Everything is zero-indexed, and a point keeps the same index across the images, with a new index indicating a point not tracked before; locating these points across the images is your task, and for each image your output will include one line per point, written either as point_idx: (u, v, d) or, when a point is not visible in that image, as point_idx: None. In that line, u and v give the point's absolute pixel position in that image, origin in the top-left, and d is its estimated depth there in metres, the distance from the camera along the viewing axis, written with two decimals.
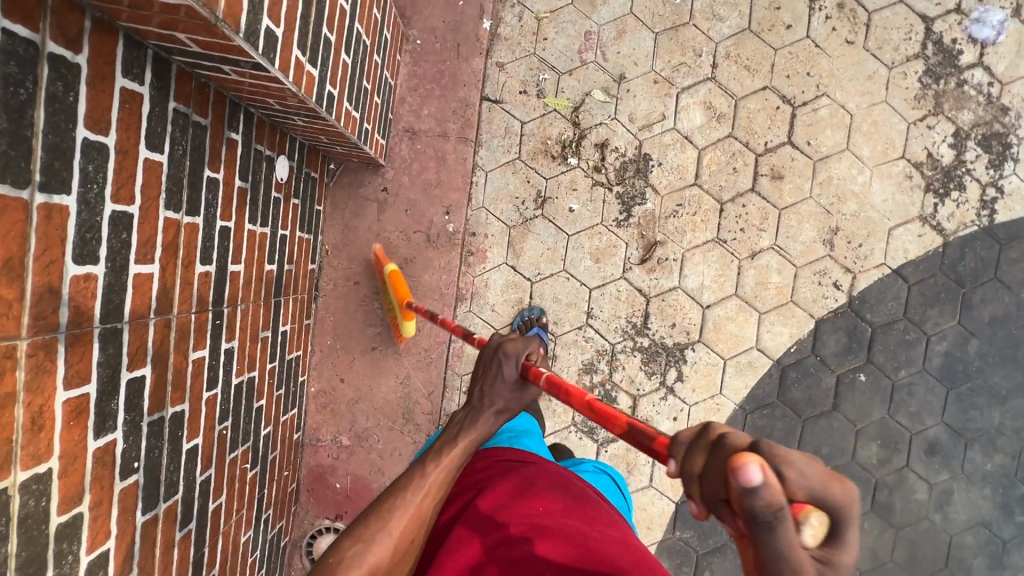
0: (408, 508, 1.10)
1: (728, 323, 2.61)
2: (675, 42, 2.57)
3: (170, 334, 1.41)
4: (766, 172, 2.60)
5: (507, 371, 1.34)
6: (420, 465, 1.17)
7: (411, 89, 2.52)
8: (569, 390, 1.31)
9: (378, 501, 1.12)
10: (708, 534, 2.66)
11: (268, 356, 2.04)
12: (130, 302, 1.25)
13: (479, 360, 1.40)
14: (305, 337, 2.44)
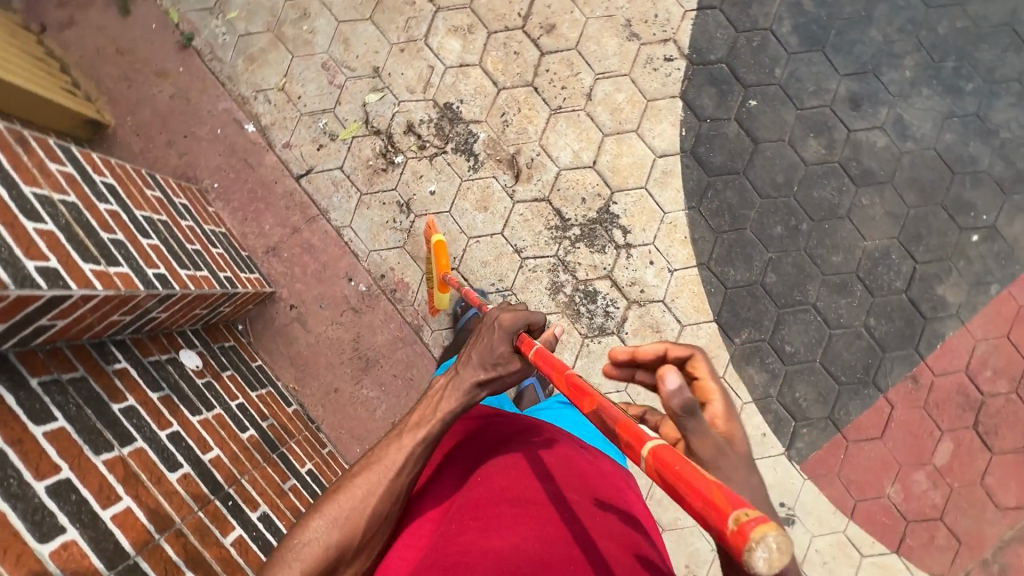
0: (381, 479, 1.18)
1: (620, 160, 2.68)
2: (388, 11, 2.68)
3: (189, 538, 1.54)
4: (540, 32, 2.69)
5: (499, 344, 1.30)
6: (400, 435, 1.23)
7: (242, 221, 2.63)
8: (554, 363, 1.22)
9: (365, 464, 1.20)
10: (759, 318, 2.69)
11: (309, 497, 2.12)
12: (125, 538, 1.38)
13: (478, 326, 1.38)
14: (336, 463, 2.48)
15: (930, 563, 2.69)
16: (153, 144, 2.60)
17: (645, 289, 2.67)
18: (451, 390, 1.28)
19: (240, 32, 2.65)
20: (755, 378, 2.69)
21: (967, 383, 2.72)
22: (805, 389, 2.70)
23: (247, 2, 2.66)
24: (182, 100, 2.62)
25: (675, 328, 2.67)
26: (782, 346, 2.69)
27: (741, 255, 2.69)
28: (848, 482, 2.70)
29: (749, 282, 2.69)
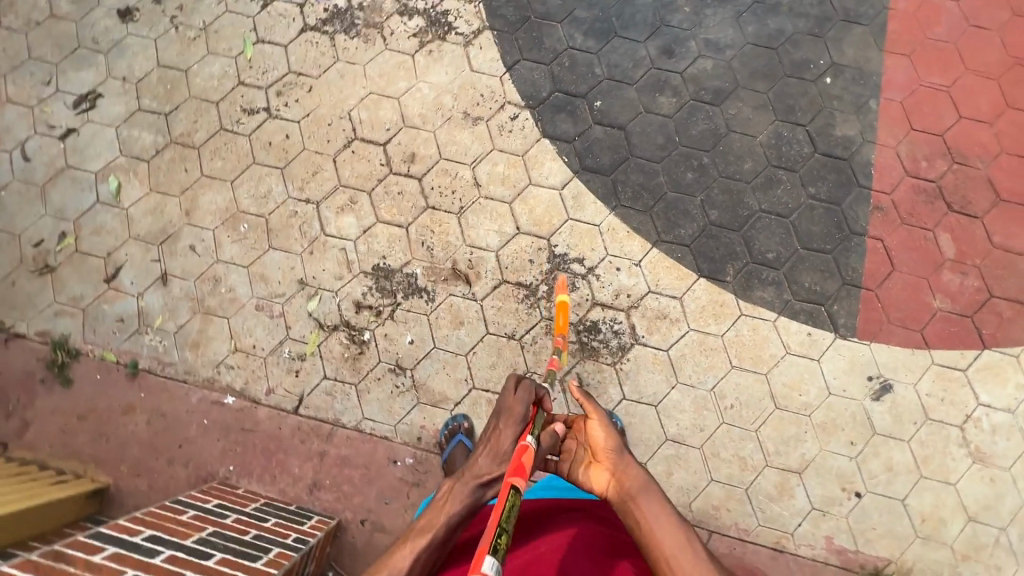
0: (410, 554, 1.49)
1: (535, 212, 2.89)
2: (280, 231, 2.87)
3: None
4: (406, 165, 2.94)
5: (505, 432, 1.77)
6: (425, 519, 1.58)
7: (272, 481, 2.61)
8: (524, 459, 1.60)
9: (401, 541, 1.54)
10: (730, 249, 2.86)
11: None
12: None
13: (490, 422, 1.85)
14: None
15: (1013, 337, 2.77)
16: (157, 473, 2.60)
17: (630, 292, 2.81)
18: (460, 486, 1.66)
19: (173, 330, 2.76)
20: (766, 296, 2.82)
21: (917, 182, 2.93)
22: (809, 276, 2.84)
23: (163, 304, 2.79)
24: (159, 419, 2.66)
25: (676, 304, 2.80)
26: (765, 257, 2.85)
27: (680, 214, 2.89)
28: (902, 321, 2.80)
29: (701, 228, 2.88)
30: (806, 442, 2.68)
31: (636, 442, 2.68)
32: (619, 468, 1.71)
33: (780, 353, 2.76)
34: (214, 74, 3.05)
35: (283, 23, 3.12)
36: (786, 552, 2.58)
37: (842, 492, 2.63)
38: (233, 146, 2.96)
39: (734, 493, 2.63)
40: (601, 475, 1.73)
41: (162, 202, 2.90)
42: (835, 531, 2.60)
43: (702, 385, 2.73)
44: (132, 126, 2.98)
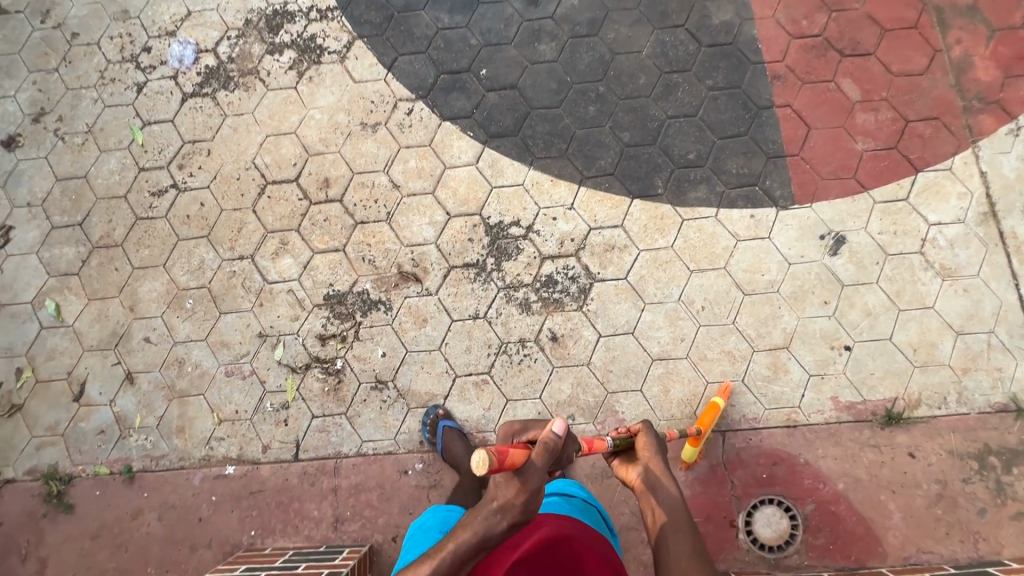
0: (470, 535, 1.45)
1: (459, 193, 2.91)
2: (224, 295, 2.87)
3: None
4: (323, 191, 2.95)
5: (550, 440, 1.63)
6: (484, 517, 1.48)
7: (296, 531, 2.61)
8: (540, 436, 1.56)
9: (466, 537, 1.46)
10: (654, 165, 2.89)
11: None
12: None
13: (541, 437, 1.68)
14: None
15: (941, 152, 2.82)
16: (183, 563, 2.59)
17: (573, 236, 2.84)
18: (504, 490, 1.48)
19: (154, 423, 2.76)
20: (701, 195, 2.86)
21: (805, 41, 2.98)
22: (734, 161, 2.88)
23: (136, 402, 2.79)
24: (169, 511, 2.66)
25: (620, 232, 2.83)
26: (688, 158, 2.89)
27: (595, 147, 2.92)
28: (834, 174, 2.84)
29: (619, 154, 2.91)
30: (784, 316, 2.72)
31: (626, 373, 2.70)
32: (656, 478, 1.87)
33: (731, 243, 2.80)
34: (113, 169, 3.05)
35: (162, 100, 3.13)
36: (799, 425, 2.62)
37: (833, 351, 2.67)
38: (153, 231, 2.96)
39: (733, 387, 2.66)
40: (635, 471, 1.94)
41: (104, 307, 2.89)
42: (838, 389, 2.64)
43: (670, 298, 2.76)
44: (51, 245, 2.98)
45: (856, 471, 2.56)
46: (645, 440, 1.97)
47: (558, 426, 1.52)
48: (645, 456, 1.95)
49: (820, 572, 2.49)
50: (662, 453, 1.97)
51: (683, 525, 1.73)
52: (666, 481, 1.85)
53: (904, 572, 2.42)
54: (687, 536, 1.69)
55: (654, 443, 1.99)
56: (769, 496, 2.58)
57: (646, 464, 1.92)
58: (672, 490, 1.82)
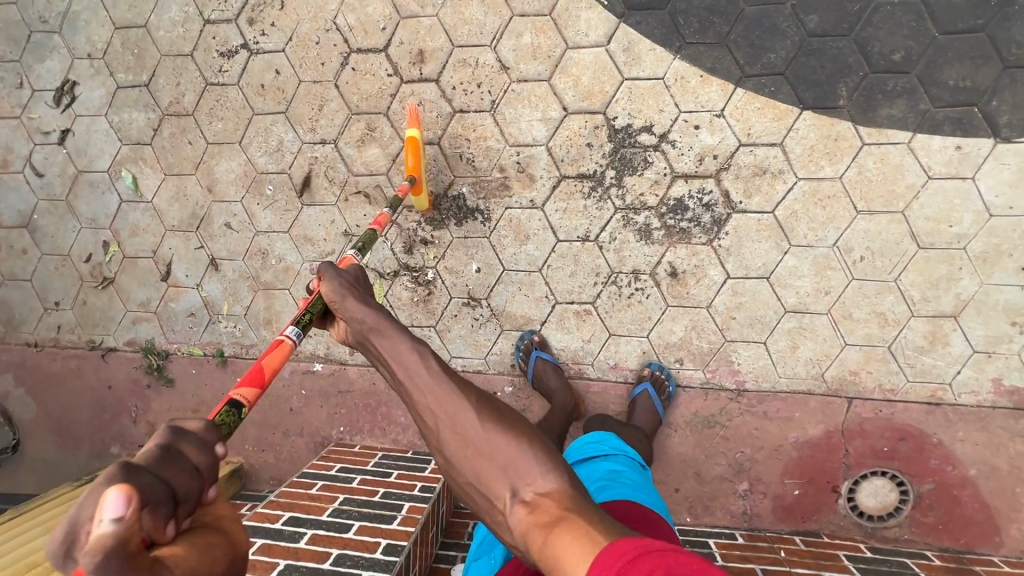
0: None
1: (581, 84, 2.37)
2: (306, 184, 2.59)
3: None
4: (417, 67, 2.46)
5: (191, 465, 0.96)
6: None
7: (382, 434, 2.63)
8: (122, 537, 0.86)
9: None
10: (840, 67, 2.22)
11: None
12: None
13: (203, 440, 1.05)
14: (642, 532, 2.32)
15: None
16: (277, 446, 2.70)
17: (716, 152, 2.32)
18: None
19: (242, 313, 2.70)
20: (896, 113, 2.21)
21: None
22: (954, 69, 2.16)
23: (223, 289, 2.70)
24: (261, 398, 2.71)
25: (777, 152, 2.29)
26: (890, 60, 2.19)
27: (766, 34, 2.25)
28: None
29: (796, 47, 2.24)
30: (962, 279, 2.24)
31: (751, 322, 2.37)
32: (348, 312, 1.55)
33: (920, 181, 2.23)
34: (175, 19, 2.61)
35: None
36: (943, 404, 2.30)
37: (1012, 327, 2.23)
38: (226, 101, 2.61)
39: (875, 353, 2.31)
40: (341, 328, 1.60)
41: (182, 185, 2.69)
42: (1005, 371, 2.25)
43: (823, 243, 2.30)
44: (120, 108, 2.70)
45: (996, 460, 2.28)
46: (324, 287, 1.57)
47: (316, 284, 1.65)
48: (338, 310, 1.56)
49: (923, 550, 2.34)
50: (355, 286, 1.61)
51: (419, 359, 1.45)
52: (368, 318, 1.52)
53: (1019, 565, 2.25)
54: (427, 382, 1.41)
55: (348, 277, 1.63)
56: (886, 471, 2.36)
57: (341, 310, 1.56)
58: (388, 341, 1.50)
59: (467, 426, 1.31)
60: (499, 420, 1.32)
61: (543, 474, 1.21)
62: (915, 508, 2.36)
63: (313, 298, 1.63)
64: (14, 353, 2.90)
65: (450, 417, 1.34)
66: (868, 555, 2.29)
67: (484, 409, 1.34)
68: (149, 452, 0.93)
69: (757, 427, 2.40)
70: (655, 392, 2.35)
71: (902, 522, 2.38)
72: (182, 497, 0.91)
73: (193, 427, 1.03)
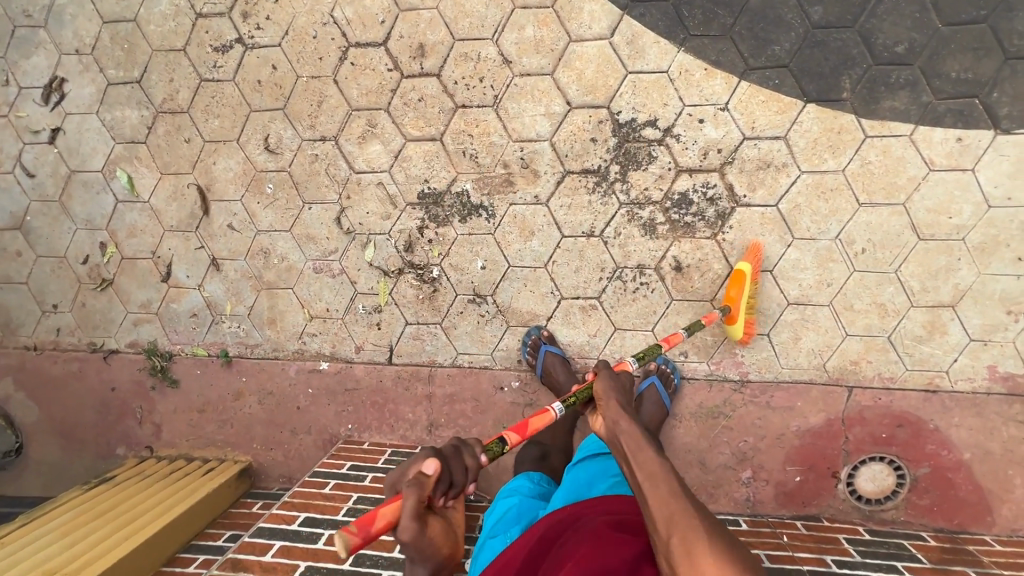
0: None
1: (584, 78, 2.35)
2: (308, 183, 2.56)
3: None
4: (418, 61, 2.42)
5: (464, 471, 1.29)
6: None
7: (391, 430, 2.65)
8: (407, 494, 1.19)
9: None
10: (843, 60, 2.22)
11: None
12: None
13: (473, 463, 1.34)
14: None
15: None
16: (286, 444, 2.71)
17: (721, 145, 2.32)
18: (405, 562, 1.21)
19: (245, 313, 2.69)
20: (898, 105, 2.22)
21: None
22: (956, 61, 2.17)
23: (225, 289, 2.68)
24: (268, 397, 2.71)
25: (781, 146, 2.30)
26: (893, 52, 2.20)
27: (770, 26, 2.24)
28: None
29: (800, 39, 2.23)
30: (961, 269, 2.28)
31: (755, 315, 2.40)
32: (611, 412, 1.58)
33: (920, 173, 2.25)
34: (167, 13, 2.54)
35: None
36: (940, 391, 2.36)
37: (1007, 316, 2.28)
38: (222, 98, 2.56)
39: (875, 343, 2.36)
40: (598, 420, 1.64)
41: (179, 184, 2.64)
42: (999, 358, 2.31)
43: (826, 235, 2.33)
44: (111, 106, 2.63)
45: (989, 444, 2.35)
46: (600, 382, 1.65)
47: (589, 376, 1.79)
48: (602, 404, 1.61)
49: (918, 531, 2.42)
50: (628, 398, 1.65)
51: (662, 470, 1.35)
52: (625, 421, 1.53)
53: (1010, 543, 2.34)
54: (665, 488, 1.30)
55: (620, 381, 1.70)
56: (884, 456, 2.43)
57: (602, 407, 1.60)
58: (644, 441, 1.45)
59: (694, 537, 1.16)
60: (723, 535, 1.18)
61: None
62: (911, 490, 2.43)
63: (582, 386, 1.76)
64: (13, 357, 2.86)
65: (675, 519, 1.21)
66: (866, 537, 2.37)
67: (718, 527, 1.19)
68: (450, 447, 1.30)
69: (760, 417, 2.45)
70: (661, 385, 2.40)
71: (900, 504, 2.45)
72: (455, 480, 1.27)
73: (470, 449, 1.32)
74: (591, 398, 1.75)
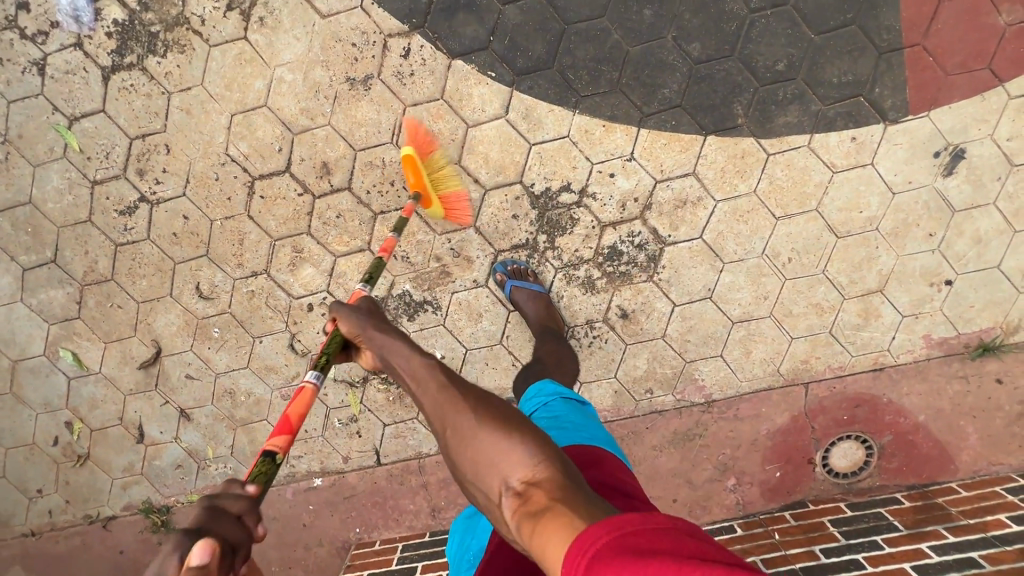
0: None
1: (491, 160, 2.37)
2: (252, 319, 2.57)
3: None
4: (325, 180, 2.41)
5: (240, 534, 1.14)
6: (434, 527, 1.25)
7: (397, 524, 2.73)
8: None
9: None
10: (732, 88, 2.27)
11: None
12: None
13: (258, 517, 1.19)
14: None
15: None
16: (301, 560, 2.77)
17: (636, 195, 2.38)
18: None
19: (227, 452, 2.73)
20: (792, 119, 2.29)
21: None
22: (836, 65, 2.24)
23: (202, 436, 2.72)
24: (273, 523, 2.77)
25: (692, 181, 2.36)
26: (777, 70, 2.25)
27: (656, 70, 2.27)
28: (964, 66, 2.23)
29: (685, 77, 2.27)
30: (881, 257, 2.41)
31: (705, 340, 2.52)
32: (374, 341, 1.61)
33: (826, 177, 2.34)
34: (60, 188, 2.47)
35: (77, 83, 2.36)
36: (885, 367, 2.53)
37: (932, 288, 2.43)
38: (142, 257, 2.53)
39: (820, 340, 2.50)
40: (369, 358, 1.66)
41: (126, 349, 2.64)
42: (932, 327, 2.48)
43: (752, 253, 2.43)
44: (34, 290, 2.59)
45: (939, 403, 2.53)
46: (356, 321, 1.62)
47: (332, 324, 1.70)
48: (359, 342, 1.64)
49: (894, 492, 2.56)
50: (370, 315, 1.67)
51: (420, 369, 1.52)
52: (386, 344, 1.59)
53: (976, 485, 2.50)
54: (433, 387, 1.48)
55: (362, 309, 1.69)
56: (849, 433, 2.57)
57: (368, 344, 1.61)
58: (404, 360, 1.55)
59: (464, 432, 1.37)
60: (489, 411, 1.40)
61: (532, 464, 1.25)
62: (880, 457, 2.58)
63: (328, 339, 1.67)
64: (12, 548, 2.87)
65: (451, 423, 1.41)
66: (848, 514, 2.49)
67: (479, 409, 1.40)
68: (202, 513, 1.12)
69: (732, 430, 2.60)
70: (522, 283, 2.37)
71: (873, 471, 2.60)
72: (235, 544, 1.11)
73: (235, 503, 1.17)
74: (343, 344, 1.70)
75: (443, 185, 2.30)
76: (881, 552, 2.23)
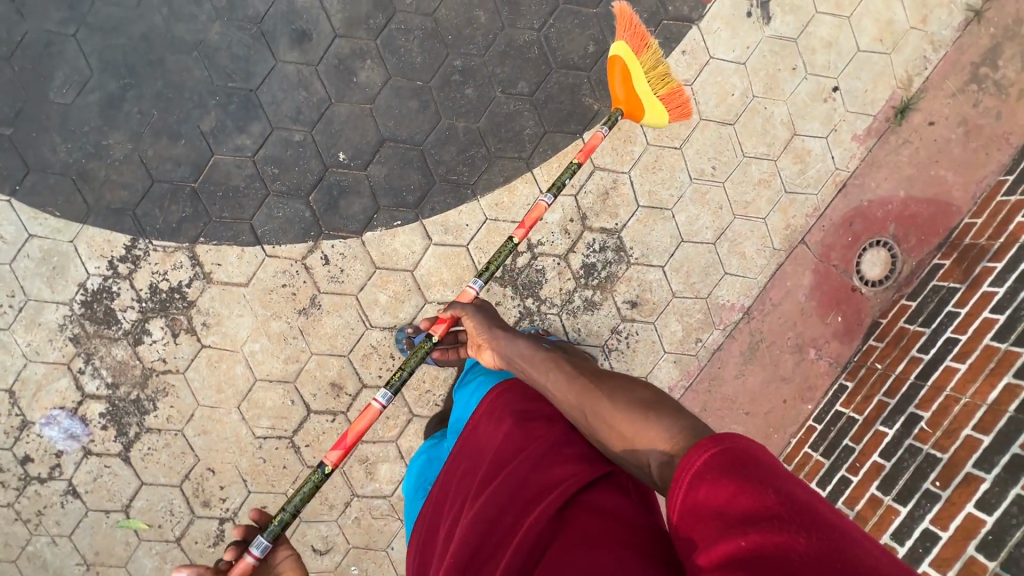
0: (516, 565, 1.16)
1: (448, 280, 2.56)
2: (372, 540, 2.68)
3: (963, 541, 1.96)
4: (342, 394, 2.58)
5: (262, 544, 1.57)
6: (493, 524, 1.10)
7: None
8: None
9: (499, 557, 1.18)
10: (571, 93, 2.54)
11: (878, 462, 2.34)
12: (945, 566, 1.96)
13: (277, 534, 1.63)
14: (861, 430, 2.49)
15: None
16: None
17: (570, 216, 2.61)
18: None
19: None
20: None
21: None
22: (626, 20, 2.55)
23: None
24: None
25: (600, 174, 2.60)
26: (591, 56, 2.53)
27: (509, 123, 2.52)
28: None
29: (534, 111, 2.52)
30: (775, 111, 2.65)
31: (706, 272, 2.71)
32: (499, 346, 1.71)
33: (689, 92, 2.59)
34: (156, 565, 2.57)
35: (112, 480, 2.54)
36: (847, 181, 2.74)
37: (827, 102, 2.68)
38: None
39: (784, 203, 2.72)
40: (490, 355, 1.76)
41: None
42: (853, 127, 2.71)
43: (684, 185, 2.64)
44: None
45: (906, 172, 2.74)
46: (472, 320, 1.84)
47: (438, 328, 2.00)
48: (485, 340, 1.76)
49: (932, 261, 2.72)
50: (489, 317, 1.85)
51: (552, 359, 1.54)
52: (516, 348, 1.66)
53: (982, 207, 2.69)
54: (563, 375, 1.46)
55: (483, 309, 1.92)
56: (862, 247, 2.76)
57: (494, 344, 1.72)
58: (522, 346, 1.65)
59: (600, 400, 1.32)
60: (630, 390, 1.31)
61: (666, 432, 1.12)
62: (904, 244, 2.75)
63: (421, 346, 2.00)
64: None
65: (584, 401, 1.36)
66: (914, 305, 2.65)
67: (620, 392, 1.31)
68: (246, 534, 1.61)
69: (780, 317, 2.76)
70: None
71: (907, 258, 2.75)
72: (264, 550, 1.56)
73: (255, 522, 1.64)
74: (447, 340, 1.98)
75: (658, 87, 2.31)
76: (960, 317, 2.41)
